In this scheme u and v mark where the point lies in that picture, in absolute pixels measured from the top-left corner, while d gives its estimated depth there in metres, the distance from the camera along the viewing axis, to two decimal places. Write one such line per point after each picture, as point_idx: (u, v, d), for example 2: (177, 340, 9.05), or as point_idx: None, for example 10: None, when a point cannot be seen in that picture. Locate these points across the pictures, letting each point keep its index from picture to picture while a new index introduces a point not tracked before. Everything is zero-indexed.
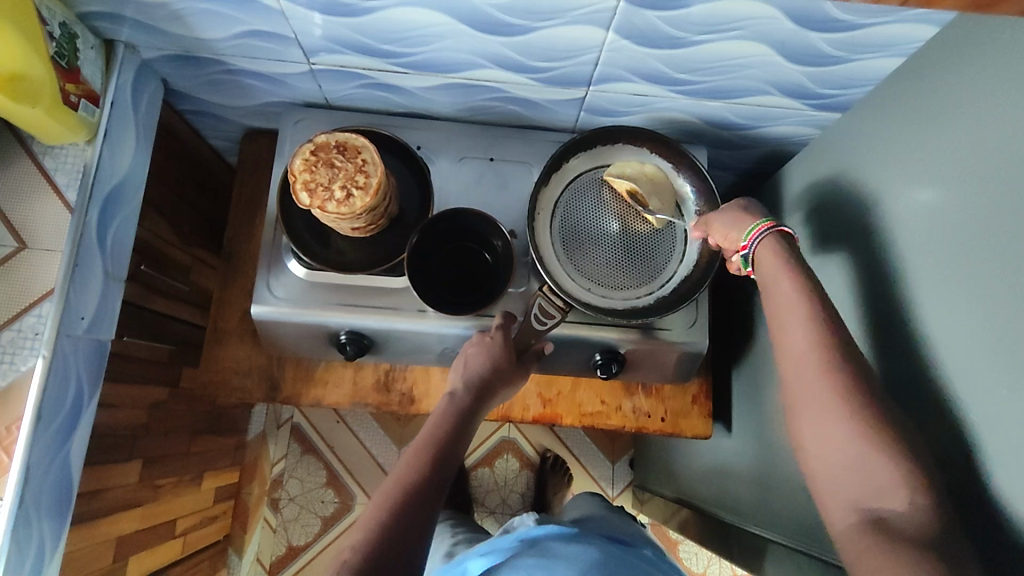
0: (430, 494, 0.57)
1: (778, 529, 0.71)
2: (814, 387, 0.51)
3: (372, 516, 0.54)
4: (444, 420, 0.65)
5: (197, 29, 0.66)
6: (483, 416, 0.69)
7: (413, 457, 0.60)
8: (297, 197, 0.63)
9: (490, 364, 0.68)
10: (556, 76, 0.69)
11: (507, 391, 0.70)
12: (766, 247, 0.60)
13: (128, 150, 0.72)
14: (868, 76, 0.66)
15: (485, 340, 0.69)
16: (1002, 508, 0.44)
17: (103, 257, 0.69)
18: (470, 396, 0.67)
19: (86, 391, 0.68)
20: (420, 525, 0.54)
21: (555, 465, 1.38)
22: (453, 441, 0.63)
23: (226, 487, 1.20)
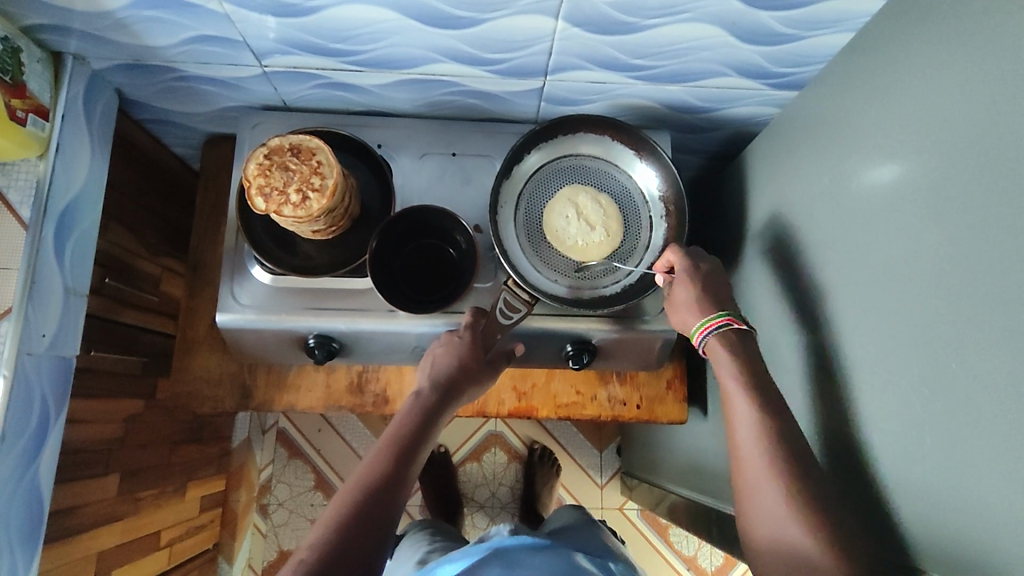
0: (390, 496, 0.58)
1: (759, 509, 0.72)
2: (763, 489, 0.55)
3: (331, 515, 0.55)
4: (408, 419, 0.65)
5: (144, 37, 0.65)
6: (449, 414, 0.69)
7: (375, 455, 0.61)
8: (253, 203, 0.63)
9: (456, 363, 0.68)
10: (512, 67, 0.69)
11: (477, 391, 0.70)
12: (714, 347, 0.64)
13: (84, 163, 0.71)
14: (822, 52, 0.66)
15: (453, 340, 0.69)
16: (960, 481, 0.45)
17: (63, 273, 0.69)
18: (437, 396, 0.67)
19: (52, 408, 0.67)
20: (379, 528, 0.55)
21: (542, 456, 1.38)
22: (417, 441, 0.63)
23: (212, 495, 1.20)
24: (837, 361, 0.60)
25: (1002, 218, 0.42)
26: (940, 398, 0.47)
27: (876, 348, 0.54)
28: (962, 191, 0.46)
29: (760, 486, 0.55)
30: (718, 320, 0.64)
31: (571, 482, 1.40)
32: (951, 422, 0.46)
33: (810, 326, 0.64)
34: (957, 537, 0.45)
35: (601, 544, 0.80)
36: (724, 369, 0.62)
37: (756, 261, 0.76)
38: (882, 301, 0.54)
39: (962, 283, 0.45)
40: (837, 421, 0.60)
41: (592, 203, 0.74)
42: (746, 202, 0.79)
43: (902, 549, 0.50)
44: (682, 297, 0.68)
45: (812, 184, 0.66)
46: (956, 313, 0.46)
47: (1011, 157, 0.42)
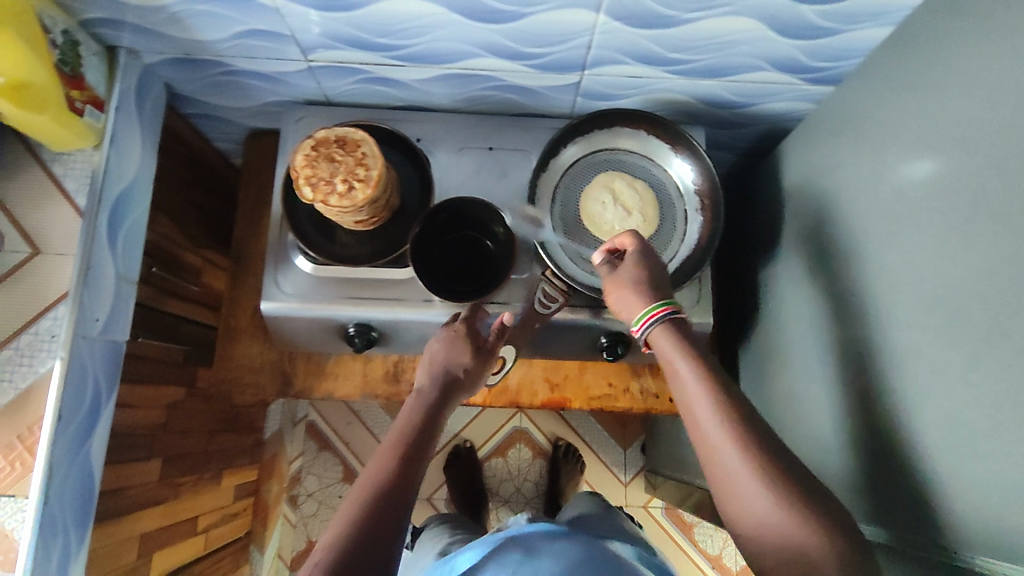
0: (398, 499, 0.55)
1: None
2: (740, 477, 0.52)
3: (338, 527, 0.53)
4: (411, 415, 0.63)
5: (195, 32, 0.67)
6: (454, 407, 0.67)
7: (379, 459, 0.59)
8: (300, 192, 0.65)
9: (457, 357, 0.67)
10: (550, 61, 0.70)
11: (477, 383, 0.69)
12: (659, 336, 0.61)
13: (135, 154, 0.73)
14: (861, 46, 0.66)
15: (450, 334, 0.68)
16: (1003, 467, 0.45)
17: (116, 260, 0.71)
18: (439, 390, 0.66)
19: (103, 391, 0.70)
20: (388, 534, 0.53)
21: (567, 453, 1.38)
22: (422, 437, 0.61)
23: (246, 484, 1.22)
24: (876, 351, 0.60)
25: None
26: (984, 387, 0.47)
27: (916, 339, 0.54)
28: (1006, 180, 0.46)
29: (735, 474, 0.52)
30: (658, 305, 0.62)
31: (596, 479, 1.41)
32: (995, 410, 0.46)
33: (846, 318, 0.64)
34: (1003, 524, 0.45)
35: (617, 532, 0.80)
36: (676, 356, 0.59)
37: (791, 255, 0.76)
38: (922, 291, 0.54)
39: (1005, 272, 0.45)
40: (874, 412, 0.60)
41: (628, 189, 0.75)
42: (780, 197, 0.80)
43: (945, 536, 0.50)
44: (624, 277, 0.64)
45: (850, 176, 0.66)
46: (1001, 301, 0.46)
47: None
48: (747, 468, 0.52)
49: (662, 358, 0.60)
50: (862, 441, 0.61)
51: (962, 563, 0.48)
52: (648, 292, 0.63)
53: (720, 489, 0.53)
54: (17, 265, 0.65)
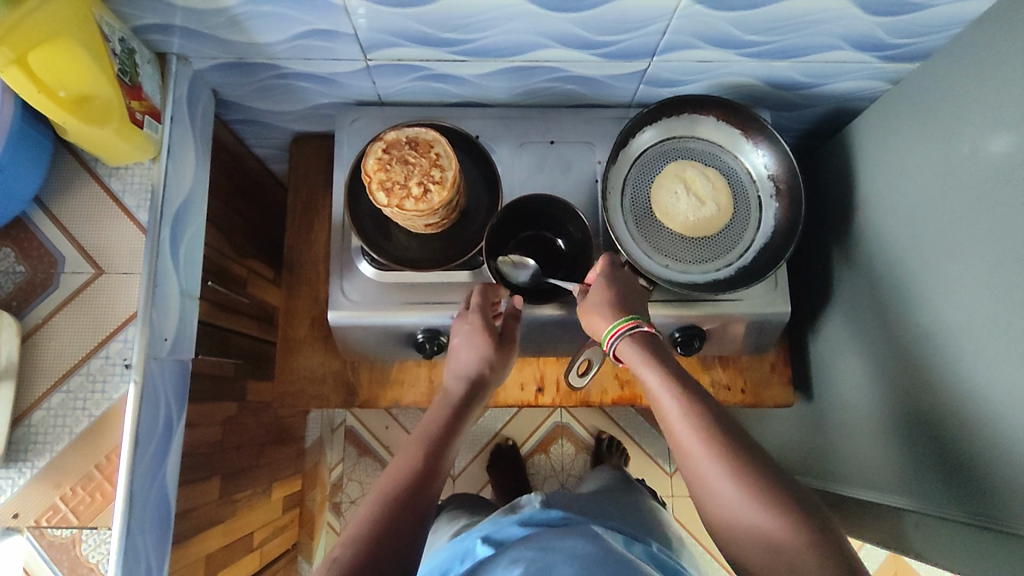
0: (425, 485, 0.56)
1: (893, 491, 0.71)
2: (707, 471, 0.52)
3: (367, 509, 0.53)
4: (438, 415, 0.65)
5: (253, 34, 0.64)
6: (476, 412, 0.68)
7: (408, 450, 0.60)
8: (374, 197, 0.62)
9: (480, 355, 0.68)
10: (622, 49, 0.67)
11: (496, 380, 0.70)
12: (625, 352, 0.61)
13: (190, 164, 0.70)
14: (946, 21, 0.64)
15: (469, 328, 0.68)
16: None
17: (179, 277, 0.68)
18: (465, 390, 0.67)
19: (173, 415, 0.67)
20: (416, 516, 0.53)
21: (611, 446, 1.37)
22: (448, 435, 0.62)
23: (292, 495, 1.20)
24: (985, 332, 0.58)
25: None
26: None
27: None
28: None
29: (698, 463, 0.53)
30: (622, 321, 0.61)
31: (641, 471, 1.39)
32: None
33: (944, 300, 0.63)
34: None
35: (634, 523, 0.77)
36: (642, 364, 0.59)
37: (869, 239, 0.74)
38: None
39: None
40: (987, 396, 0.57)
41: (701, 177, 0.73)
42: (851, 179, 0.78)
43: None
44: (596, 300, 0.63)
45: (937, 155, 0.64)
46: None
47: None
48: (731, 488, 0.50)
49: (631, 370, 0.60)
50: (967, 423, 0.60)
51: None
52: (614, 309, 0.62)
53: (693, 483, 0.54)
54: (81, 286, 0.62)
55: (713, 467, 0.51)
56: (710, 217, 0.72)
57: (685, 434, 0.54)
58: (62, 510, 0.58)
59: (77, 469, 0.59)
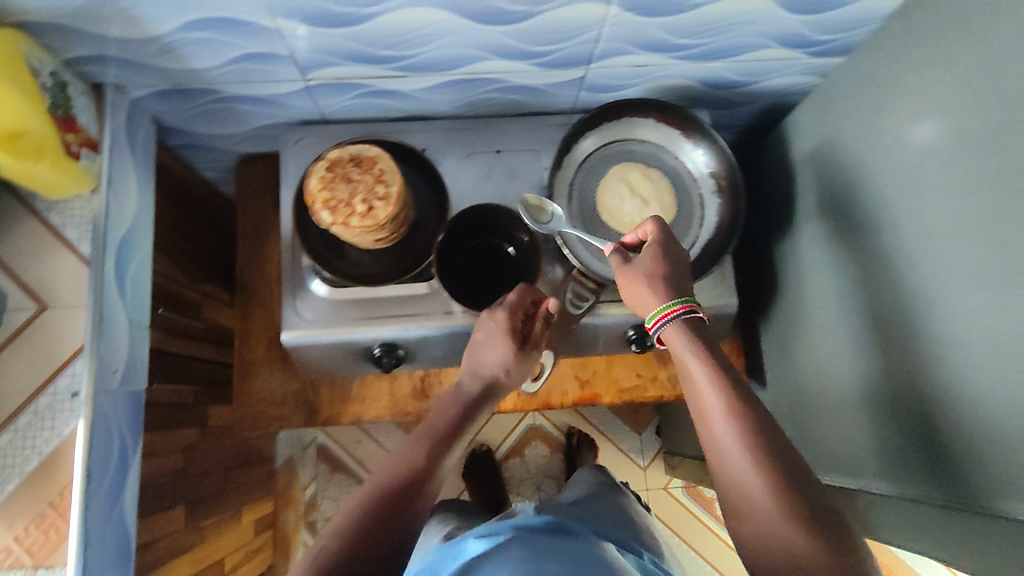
0: (426, 479, 0.56)
1: (840, 471, 0.73)
2: (736, 465, 0.51)
3: (364, 499, 0.53)
4: (450, 411, 0.64)
5: (188, 61, 0.64)
6: (488, 411, 0.67)
7: (415, 443, 0.60)
8: (319, 216, 0.62)
9: (507, 355, 0.66)
10: (558, 57, 0.69)
11: (513, 380, 0.68)
12: (671, 335, 0.59)
13: (133, 193, 0.70)
14: (864, 17, 0.66)
15: (499, 324, 0.67)
16: None
17: (127, 306, 0.68)
18: (479, 388, 0.66)
19: (128, 446, 0.66)
20: (411, 507, 0.54)
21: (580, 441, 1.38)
22: (456, 434, 0.62)
23: (263, 517, 1.19)
24: (911, 312, 0.60)
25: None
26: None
27: (958, 299, 0.54)
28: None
29: (730, 463, 0.52)
30: (675, 303, 0.59)
31: (614, 468, 1.41)
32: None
33: (877, 284, 0.65)
34: None
35: (619, 529, 0.76)
36: (688, 354, 0.57)
37: (810, 229, 0.77)
38: (962, 252, 0.54)
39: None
40: (911, 373, 0.60)
41: (642, 177, 0.75)
42: (789, 172, 0.80)
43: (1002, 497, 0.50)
44: (643, 268, 0.62)
45: (865, 146, 0.66)
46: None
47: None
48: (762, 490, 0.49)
49: (673, 355, 0.59)
50: (898, 400, 0.62)
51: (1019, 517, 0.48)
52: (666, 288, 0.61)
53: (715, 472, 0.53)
54: (25, 323, 0.61)
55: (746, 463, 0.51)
56: (654, 214, 0.74)
57: (723, 426, 0.53)
58: (16, 551, 0.57)
59: (29, 509, 0.58)
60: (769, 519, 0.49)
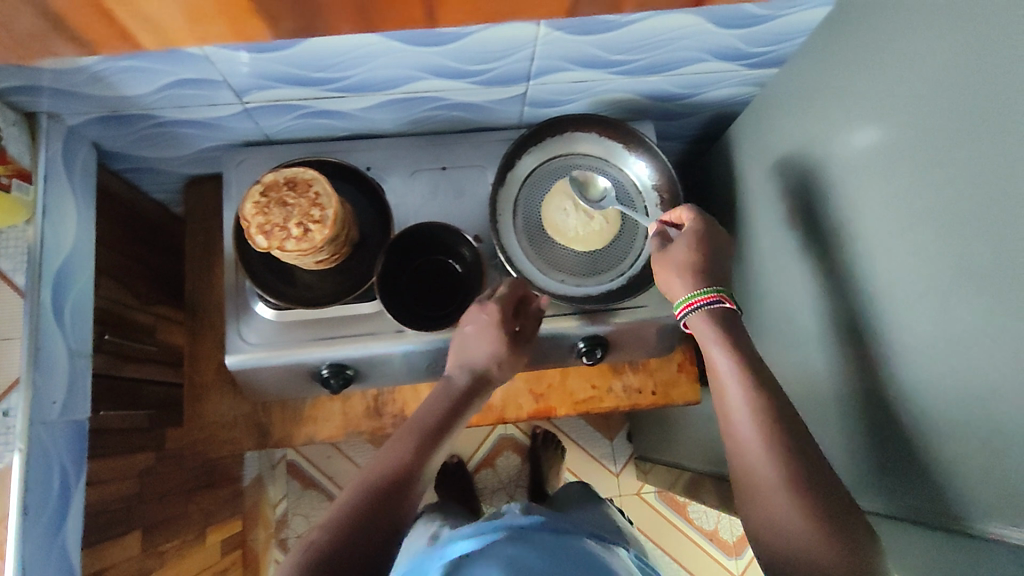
0: (414, 475, 0.57)
1: None
2: (750, 450, 0.55)
3: (352, 496, 0.54)
4: (437, 406, 0.65)
5: (120, 88, 0.63)
6: (479, 406, 0.68)
7: (401, 440, 0.60)
8: (253, 241, 0.62)
9: (493, 345, 0.66)
10: (495, 76, 0.69)
11: (503, 375, 0.69)
12: (698, 321, 0.63)
13: (72, 221, 0.69)
14: (795, 30, 0.67)
15: (483, 315, 0.67)
16: (992, 443, 0.45)
17: (66, 336, 0.67)
18: (467, 382, 0.67)
19: (71, 477, 0.66)
20: (398, 502, 0.55)
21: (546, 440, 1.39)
22: (444, 428, 0.63)
23: (232, 537, 1.18)
24: (852, 320, 0.60)
25: (999, 166, 0.42)
26: (958, 347, 0.47)
27: (889, 308, 0.55)
28: (955, 139, 0.46)
29: (748, 451, 0.55)
30: (710, 291, 0.63)
31: (587, 475, 1.41)
32: (984, 369, 0.45)
33: (817, 292, 0.65)
34: (1001, 495, 0.45)
35: (603, 527, 0.79)
36: (713, 342, 0.61)
37: (756, 238, 0.77)
38: (891, 261, 0.54)
39: (972, 230, 0.45)
40: (858, 381, 0.60)
41: (587, 192, 0.75)
42: (735, 181, 0.81)
43: (954, 503, 0.50)
44: (677, 256, 0.66)
45: (799, 155, 0.67)
46: (966, 263, 0.46)
47: (999, 105, 0.42)
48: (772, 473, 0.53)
49: (699, 340, 0.63)
50: (849, 406, 0.62)
51: (969, 530, 0.48)
52: (696, 277, 0.64)
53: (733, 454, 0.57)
54: None
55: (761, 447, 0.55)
56: (599, 229, 0.74)
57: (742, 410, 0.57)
58: None
59: None
60: (775, 500, 0.52)
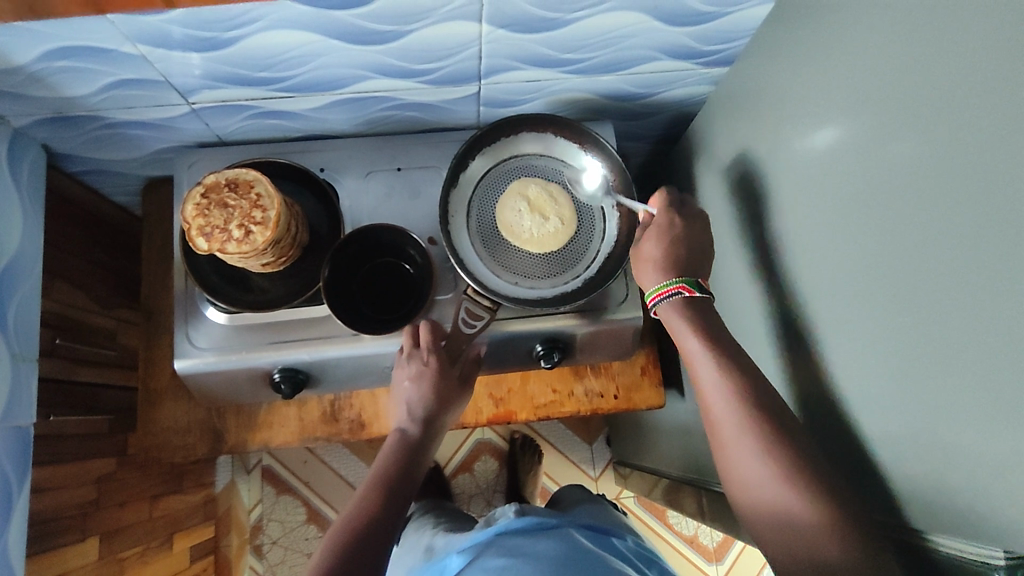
0: (380, 533, 0.57)
1: None
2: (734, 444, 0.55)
3: (320, 561, 0.54)
4: (392, 457, 0.65)
5: (61, 89, 0.63)
6: (434, 449, 0.69)
7: (362, 498, 0.60)
8: (194, 244, 0.61)
9: (431, 397, 0.67)
10: (445, 75, 0.68)
11: (454, 414, 0.70)
12: (667, 312, 0.63)
13: (17, 223, 0.68)
14: (746, 27, 0.66)
15: (421, 367, 0.67)
16: (926, 447, 0.44)
17: (8, 340, 0.66)
18: (420, 428, 0.67)
19: (13, 483, 0.65)
20: (369, 562, 0.55)
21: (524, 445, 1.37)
22: (404, 478, 0.63)
23: (202, 544, 1.17)
24: (799, 322, 0.59)
25: (936, 160, 0.41)
26: (899, 349, 0.46)
27: (833, 310, 0.54)
28: (896, 136, 0.45)
29: (736, 452, 0.54)
30: (672, 283, 0.63)
31: (566, 480, 1.40)
32: (920, 373, 0.44)
33: (768, 293, 0.64)
34: (937, 500, 0.44)
35: (603, 518, 0.78)
36: (687, 334, 0.61)
37: (714, 239, 0.76)
38: (835, 262, 0.53)
39: (910, 229, 0.44)
40: (808, 385, 0.59)
41: (542, 193, 0.74)
42: (695, 180, 0.80)
43: (897, 510, 0.49)
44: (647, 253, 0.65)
45: (749, 154, 0.66)
46: (903, 262, 0.45)
47: (935, 99, 0.41)
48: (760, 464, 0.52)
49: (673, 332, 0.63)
50: (799, 411, 0.61)
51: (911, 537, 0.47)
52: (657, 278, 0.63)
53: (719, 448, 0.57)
54: None
55: (742, 439, 0.54)
56: (554, 228, 0.73)
57: (720, 404, 0.56)
58: None
59: None
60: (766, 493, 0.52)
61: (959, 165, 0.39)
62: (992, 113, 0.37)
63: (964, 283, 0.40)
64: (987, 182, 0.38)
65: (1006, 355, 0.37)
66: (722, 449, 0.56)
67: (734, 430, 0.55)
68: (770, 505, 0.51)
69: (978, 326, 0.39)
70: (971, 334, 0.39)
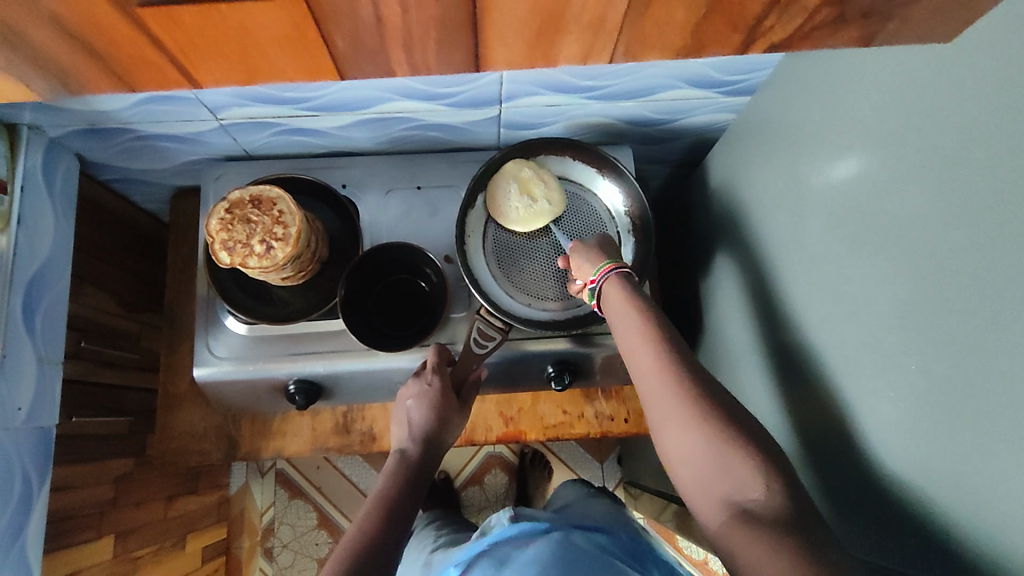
0: (382, 553, 0.58)
1: None
2: (662, 404, 0.51)
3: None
4: (393, 479, 0.66)
5: (95, 103, 0.65)
6: (434, 470, 0.70)
7: (364, 518, 0.61)
8: (217, 257, 0.63)
9: (431, 417, 0.68)
10: (467, 98, 0.69)
11: (453, 436, 0.71)
12: (611, 286, 0.61)
13: (50, 229, 0.71)
14: (769, 58, 0.66)
15: (423, 387, 0.69)
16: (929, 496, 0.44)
17: (35, 343, 0.69)
18: (420, 449, 0.68)
19: (34, 482, 0.67)
20: None
21: (534, 459, 1.39)
22: (405, 499, 0.64)
23: (212, 545, 1.18)
24: (807, 358, 0.59)
25: (951, 209, 0.41)
26: (905, 394, 0.46)
27: (841, 349, 0.53)
28: (911, 180, 0.45)
29: (666, 413, 0.50)
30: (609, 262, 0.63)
31: None
32: (925, 416, 0.44)
33: (779, 325, 0.64)
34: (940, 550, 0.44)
35: (596, 511, 0.79)
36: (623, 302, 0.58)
37: (727, 267, 0.76)
38: (844, 298, 0.53)
39: (920, 273, 0.44)
40: (814, 420, 0.59)
41: (533, 177, 0.73)
42: (713, 207, 0.80)
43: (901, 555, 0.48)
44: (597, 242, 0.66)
45: (766, 187, 0.66)
46: (911, 306, 0.45)
47: (949, 146, 0.41)
48: (688, 421, 0.49)
49: (610, 304, 0.60)
50: (804, 447, 0.61)
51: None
52: None
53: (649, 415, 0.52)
54: None
55: (669, 396, 0.50)
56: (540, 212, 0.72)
57: (649, 365, 0.53)
58: None
59: None
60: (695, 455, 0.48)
61: (975, 216, 0.39)
62: (1003, 166, 0.37)
63: (970, 331, 0.39)
64: (996, 231, 0.38)
65: (1009, 409, 0.37)
66: (662, 433, 0.51)
67: (674, 401, 0.50)
68: (701, 465, 0.47)
69: (983, 376, 0.38)
70: (977, 382, 0.39)
